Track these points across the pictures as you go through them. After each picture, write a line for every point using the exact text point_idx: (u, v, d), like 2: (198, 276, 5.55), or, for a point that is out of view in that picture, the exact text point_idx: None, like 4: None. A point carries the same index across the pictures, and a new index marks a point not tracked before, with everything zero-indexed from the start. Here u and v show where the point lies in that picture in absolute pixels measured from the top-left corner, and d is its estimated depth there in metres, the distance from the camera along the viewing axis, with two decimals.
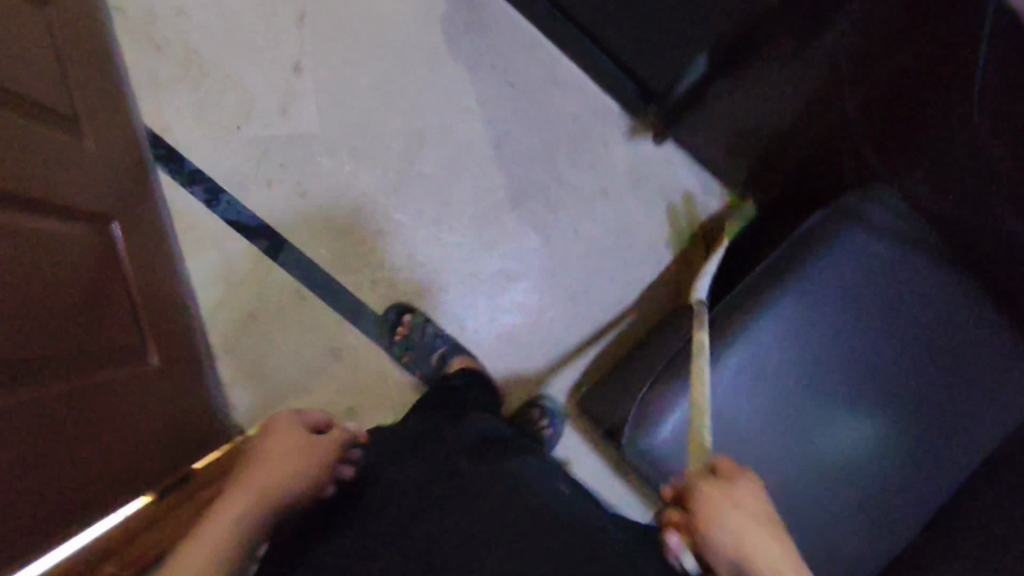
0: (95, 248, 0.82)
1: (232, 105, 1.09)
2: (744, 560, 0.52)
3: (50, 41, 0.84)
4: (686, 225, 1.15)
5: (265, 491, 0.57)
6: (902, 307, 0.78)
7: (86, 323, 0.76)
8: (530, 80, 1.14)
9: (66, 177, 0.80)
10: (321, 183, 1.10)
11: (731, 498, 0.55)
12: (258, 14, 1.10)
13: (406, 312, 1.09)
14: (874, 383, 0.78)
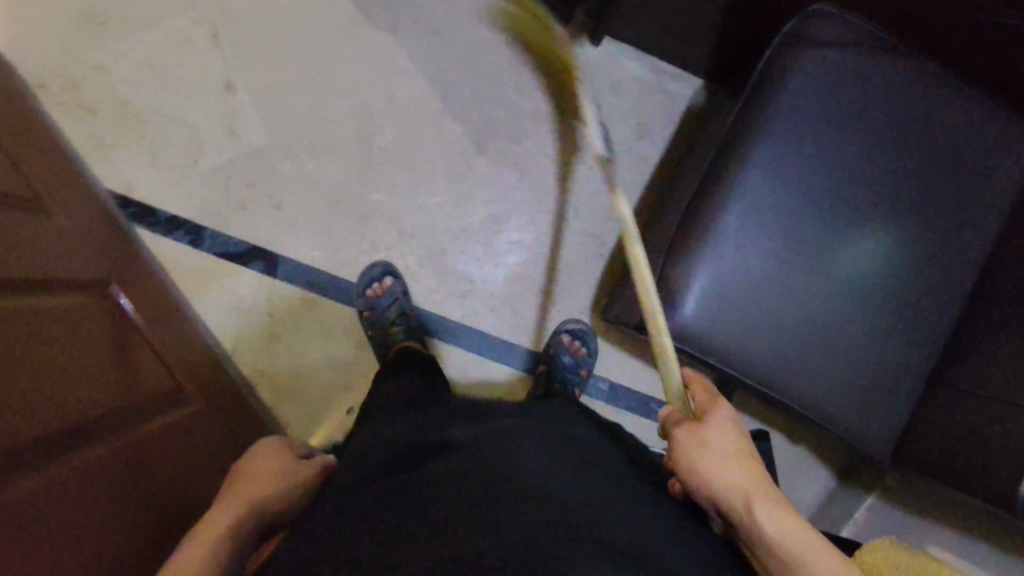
0: (99, 310, 0.84)
1: (181, 145, 1.10)
2: (712, 487, 0.59)
3: None
4: (649, 113, 1.16)
5: (262, 494, 0.66)
6: (858, 117, 0.84)
7: (110, 379, 0.78)
8: (453, 25, 1.14)
9: (50, 254, 0.82)
10: (291, 189, 1.11)
11: (704, 431, 0.63)
12: (173, 48, 1.09)
13: (389, 273, 1.11)
14: (857, 193, 0.85)
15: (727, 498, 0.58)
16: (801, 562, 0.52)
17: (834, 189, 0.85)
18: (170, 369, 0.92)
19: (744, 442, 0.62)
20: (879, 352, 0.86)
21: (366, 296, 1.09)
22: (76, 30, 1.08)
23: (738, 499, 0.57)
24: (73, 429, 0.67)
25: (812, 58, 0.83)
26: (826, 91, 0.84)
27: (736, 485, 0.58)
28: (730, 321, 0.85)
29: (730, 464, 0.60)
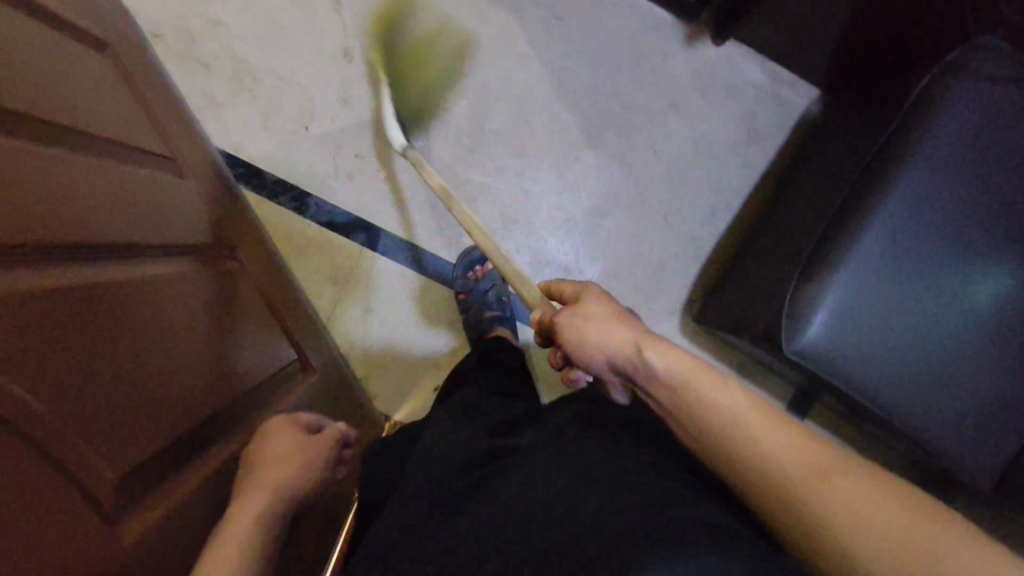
0: (214, 278, 0.84)
1: (292, 108, 1.08)
2: (601, 349, 0.62)
3: (124, 88, 0.84)
4: (762, 120, 1.15)
5: (286, 475, 0.79)
6: (1015, 152, 0.82)
7: (217, 349, 0.78)
8: (575, 11, 1.12)
9: (177, 217, 0.81)
10: (398, 163, 1.10)
11: (577, 316, 0.65)
12: (294, 10, 1.08)
13: (490, 259, 1.12)
14: (1002, 229, 0.82)
15: (614, 357, 0.60)
16: (689, 387, 0.53)
17: (980, 222, 0.82)
18: (277, 325, 0.95)
19: (613, 308, 0.64)
20: (999, 391, 0.85)
21: (468, 278, 1.11)
22: None
23: (624, 350, 0.59)
24: (170, 405, 0.68)
25: (971, 90, 0.82)
26: (981, 122, 0.82)
27: (618, 336, 0.60)
28: (859, 347, 0.83)
29: (613, 324, 0.62)
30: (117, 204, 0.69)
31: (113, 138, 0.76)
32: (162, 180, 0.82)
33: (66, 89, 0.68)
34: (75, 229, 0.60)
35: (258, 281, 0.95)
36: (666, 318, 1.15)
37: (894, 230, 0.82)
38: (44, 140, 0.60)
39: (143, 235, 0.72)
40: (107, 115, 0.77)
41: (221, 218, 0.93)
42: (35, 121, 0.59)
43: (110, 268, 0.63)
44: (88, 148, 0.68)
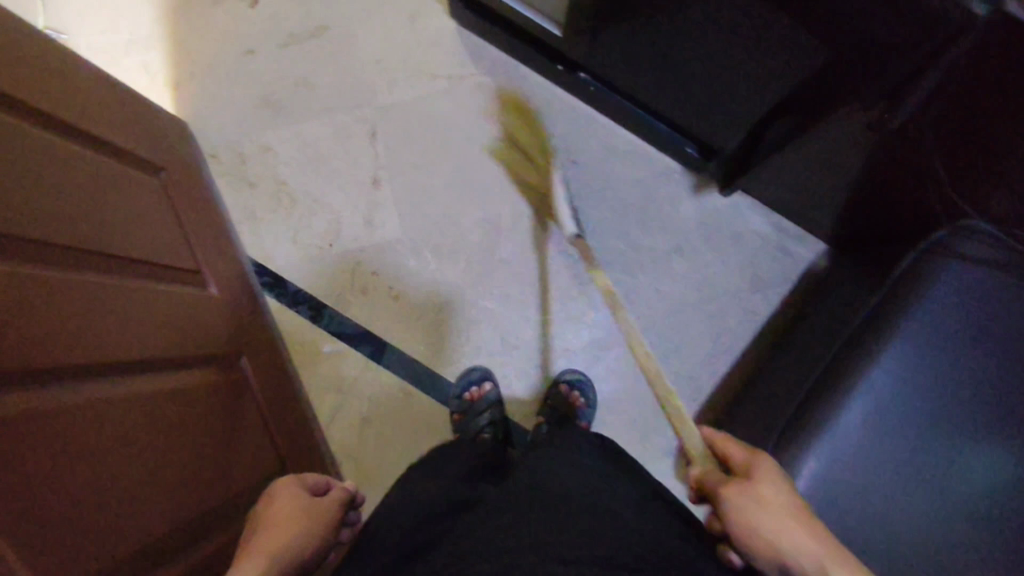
0: (221, 382, 0.91)
1: (321, 227, 1.18)
2: (773, 547, 0.54)
3: (167, 212, 0.95)
4: (767, 270, 1.16)
5: (291, 540, 0.61)
6: (1010, 329, 0.77)
7: (216, 451, 0.84)
8: (590, 155, 1.19)
9: (198, 326, 0.90)
10: (410, 283, 1.18)
11: (747, 495, 0.59)
12: (332, 141, 1.19)
13: (488, 379, 1.13)
14: (1002, 408, 0.75)
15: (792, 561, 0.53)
16: None
17: (978, 399, 0.76)
18: (267, 434, 0.98)
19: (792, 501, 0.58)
20: None
21: (464, 399, 1.11)
22: (254, 112, 1.20)
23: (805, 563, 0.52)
24: (173, 505, 0.73)
25: (956, 271, 0.79)
26: (969, 302, 0.78)
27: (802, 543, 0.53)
28: (845, 522, 0.74)
29: (786, 523, 0.55)
30: (130, 324, 0.76)
31: (144, 257, 0.85)
32: (184, 295, 0.90)
33: (95, 217, 0.77)
34: (76, 353, 0.66)
35: (257, 391, 1.00)
36: (661, 459, 1.13)
37: (880, 404, 0.77)
38: (55, 268, 0.67)
39: (155, 348, 0.79)
40: (141, 238, 0.86)
41: (234, 329, 1.00)
42: (49, 256, 0.67)
43: (105, 388, 0.69)
44: (105, 271, 0.76)
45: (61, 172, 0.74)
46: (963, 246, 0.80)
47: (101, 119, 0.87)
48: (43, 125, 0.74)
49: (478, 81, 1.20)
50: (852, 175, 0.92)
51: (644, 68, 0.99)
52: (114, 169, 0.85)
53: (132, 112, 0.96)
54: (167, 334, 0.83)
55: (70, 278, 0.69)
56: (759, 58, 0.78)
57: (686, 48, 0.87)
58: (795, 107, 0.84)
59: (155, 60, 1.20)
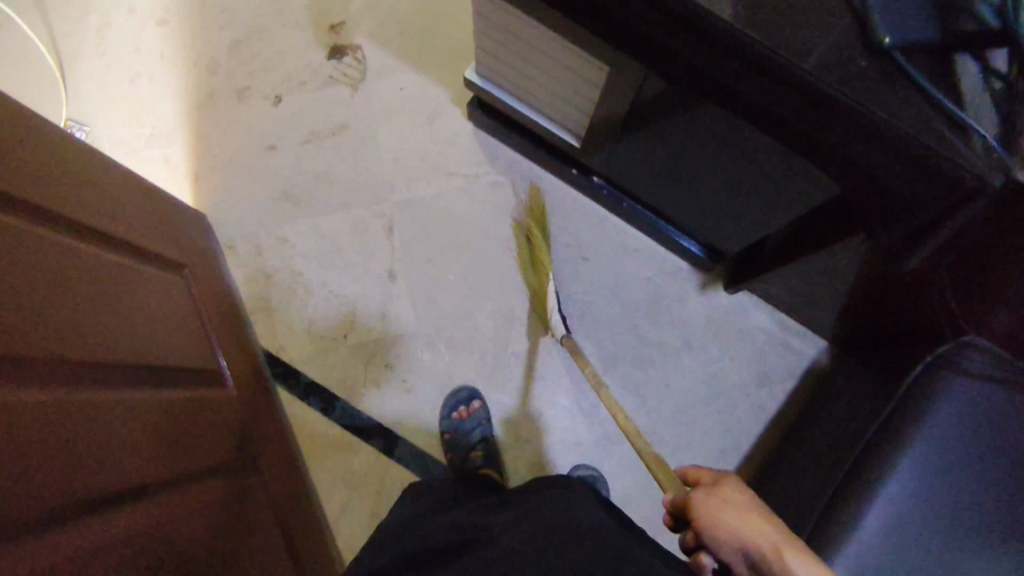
0: (237, 483, 0.89)
1: (336, 319, 1.19)
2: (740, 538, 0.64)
3: (187, 308, 0.96)
4: (773, 367, 1.20)
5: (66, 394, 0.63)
6: (1016, 444, 0.79)
7: (236, 557, 0.81)
8: (600, 252, 1.23)
9: (214, 426, 0.89)
10: (422, 376, 1.18)
11: (713, 497, 0.69)
12: (349, 234, 1.22)
13: (477, 397, 1.17)
14: (1012, 523, 0.77)
15: (754, 549, 0.63)
16: None
17: (988, 513, 0.78)
18: (283, 533, 0.95)
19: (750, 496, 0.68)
20: None
21: (454, 418, 1.15)
22: (273, 206, 1.22)
23: (766, 548, 0.62)
24: None
25: (961, 386, 0.81)
26: (976, 417, 0.80)
27: (755, 533, 0.63)
28: None
29: (748, 514, 0.65)
30: (156, 433, 0.75)
31: (165, 361, 0.85)
32: (203, 398, 0.89)
33: (122, 325, 0.78)
34: (107, 473, 0.65)
35: (271, 488, 0.98)
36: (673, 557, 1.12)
37: (897, 516, 0.79)
38: (87, 387, 0.67)
39: (177, 456, 0.78)
40: (164, 341, 0.86)
41: (246, 426, 0.99)
42: (79, 372, 0.67)
43: (139, 506, 0.68)
44: (133, 384, 0.76)
45: (90, 285, 0.74)
46: (969, 361, 0.82)
47: (128, 220, 0.89)
48: (73, 235, 0.75)
49: (492, 180, 1.24)
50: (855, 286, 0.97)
51: (658, 178, 1.04)
52: (140, 271, 0.86)
53: (153, 210, 0.98)
54: (191, 440, 0.82)
55: (102, 395, 0.68)
56: (771, 184, 0.84)
57: (701, 167, 0.92)
58: (809, 225, 0.89)
59: (176, 153, 1.23)
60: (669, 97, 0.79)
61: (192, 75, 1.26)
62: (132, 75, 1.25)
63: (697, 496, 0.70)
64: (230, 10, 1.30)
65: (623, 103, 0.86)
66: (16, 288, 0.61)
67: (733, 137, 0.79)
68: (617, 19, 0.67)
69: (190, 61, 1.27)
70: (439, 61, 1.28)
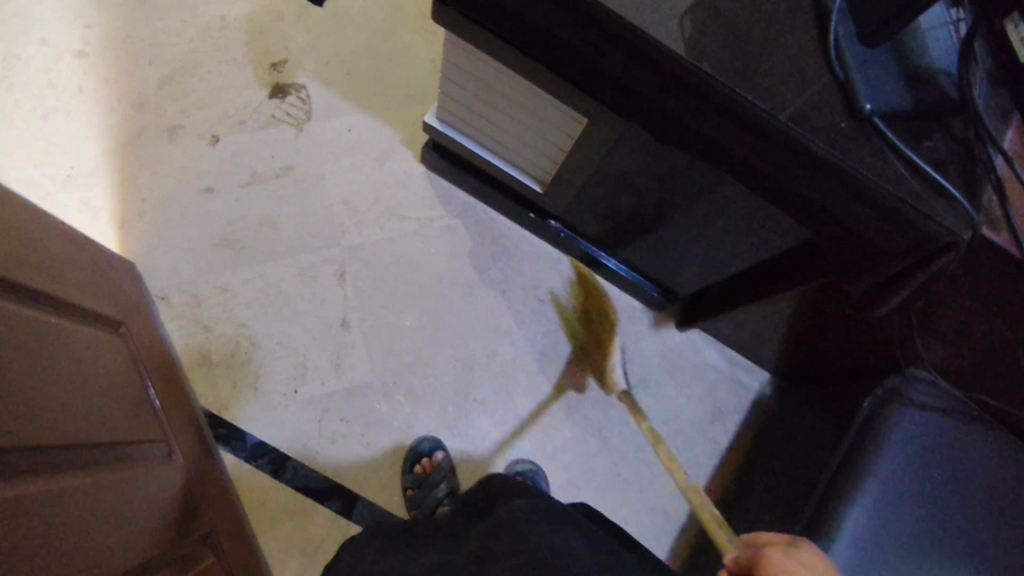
0: (190, 564, 0.80)
1: (285, 372, 1.12)
2: None
3: (125, 362, 0.87)
4: (725, 401, 1.25)
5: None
6: (957, 466, 0.86)
7: None
8: (557, 294, 1.24)
9: (162, 501, 0.80)
10: (381, 429, 1.13)
11: (791, 559, 0.53)
12: (297, 282, 1.16)
13: (439, 448, 1.11)
14: (962, 538, 0.82)
15: None
16: None
17: (942, 531, 0.83)
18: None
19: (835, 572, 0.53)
20: None
21: (417, 473, 1.09)
22: (211, 252, 1.14)
23: None
24: None
25: (908, 415, 0.87)
26: (923, 443, 0.86)
27: None
28: None
29: None
30: (102, 514, 0.66)
31: (112, 427, 0.76)
32: (146, 475, 0.78)
33: (70, 392, 0.70)
34: (52, 564, 0.57)
35: (227, 565, 0.89)
36: None
37: (865, 539, 0.82)
38: (26, 470, 0.58)
39: (127, 538, 0.69)
40: (111, 401, 0.78)
41: (196, 498, 0.89)
42: (12, 462, 0.57)
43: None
44: (77, 460, 0.67)
45: (19, 349, 0.63)
46: (912, 392, 0.89)
47: (58, 274, 0.79)
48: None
49: (447, 223, 1.23)
50: (804, 325, 1.03)
51: (618, 221, 1.06)
52: (71, 331, 0.75)
53: (81, 260, 0.87)
54: (132, 531, 0.71)
55: (35, 488, 0.58)
56: (739, 228, 0.88)
57: (667, 214, 0.96)
58: (772, 266, 0.94)
59: (97, 196, 1.13)
60: (643, 147, 0.82)
61: (117, 111, 1.17)
62: (45, 111, 1.15)
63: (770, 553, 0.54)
64: (159, 43, 1.21)
65: (594, 151, 0.89)
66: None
67: (705, 187, 0.83)
68: (602, 75, 0.69)
69: (114, 96, 1.17)
70: (389, 101, 1.26)
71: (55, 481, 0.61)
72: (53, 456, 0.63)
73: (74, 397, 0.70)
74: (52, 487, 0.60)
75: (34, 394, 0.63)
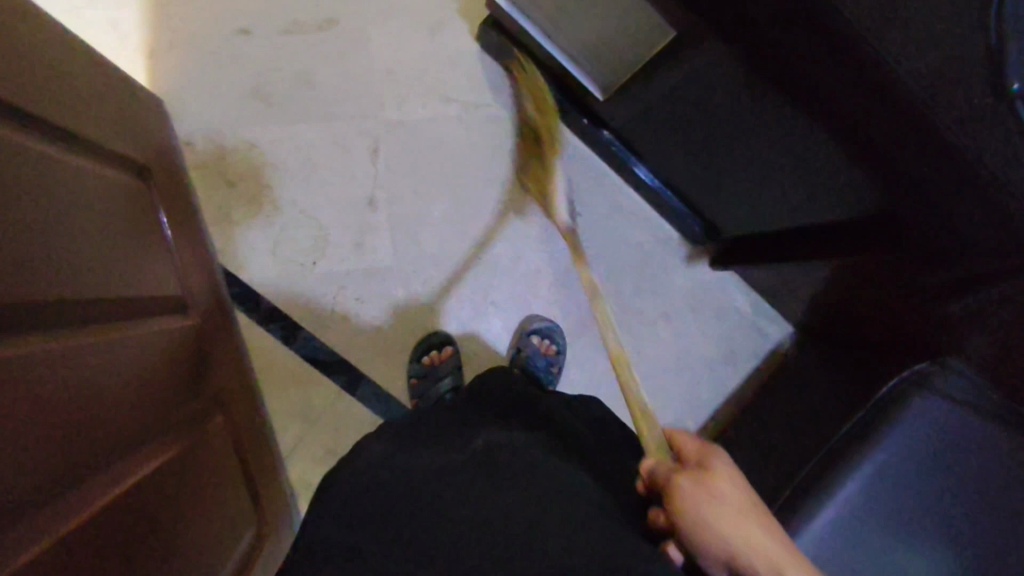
0: (202, 409, 0.83)
1: (305, 242, 1.09)
2: (729, 551, 0.57)
3: (146, 209, 0.84)
4: (741, 347, 1.23)
5: (35, 306, 0.55)
6: (975, 459, 0.79)
7: (205, 492, 0.76)
8: (593, 208, 1.18)
9: (180, 350, 0.81)
10: (393, 315, 1.12)
11: (702, 489, 0.60)
12: (327, 150, 1.10)
13: (450, 342, 1.11)
14: (962, 528, 0.78)
15: (743, 565, 0.56)
16: None
17: (939, 516, 0.78)
18: (243, 472, 0.89)
19: (748, 497, 0.60)
20: None
21: (424, 364, 1.10)
22: (241, 102, 1.07)
23: (757, 563, 0.55)
24: (179, 551, 0.67)
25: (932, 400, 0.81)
26: (942, 429, 0.80)
27: (758, 555, 0.56)
28: None
29: (745, 520, 0.58)
30: (129, 363, 0.67)
31: (136, 275, 0.75)
32: (163, 334, 0.77)
33: (92, 237, 0.68)
34: (91, 408, 0.58)
35: (232, 415, 0.92)
36: None
37: (853, 508, 0.79)
38: (60, 319, 0.58)
39: (153, 385, 0.71)
40: (134, 249, 0.76)
41: (209, 350, 0.91)
42: (46, 308, 0.56)
43: (97, 482, 0.57)
44: (105, 306, 0.67)
45: (37, 190, 0.59)
46: (939, 377, 0.82)
47: (83, 107, 0.73)
48: (17, 125, 0.59)
49: (491, 113, 1.14)
50: (845, 294, 0.98)
51: (677, 145, 0.98)
52: (92, 174, 0.71)
53: (106, 93, 0.81)
54: (152, 390, 0.71)
55: (70, 338, 0.58)
56: (813, 183, 0.81)
57: (734, 151, 0.88)
58: (840, 233, 0.87)
59: (127, 21, 1.04)
60: (734, 74, 0.72)
61: None
62: None
63: (684, 481, 0.61)
64: None
65: (675, 68, 0.79)
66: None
67: (788, 131, 0.74)
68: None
69: None
70: None
71: (85, 328, 0.62)
72: (86, 303, 0.63)
73: (96, 246, 0.68)
74: (86, 334, 0.61)
75: (60, 241, 0.61)
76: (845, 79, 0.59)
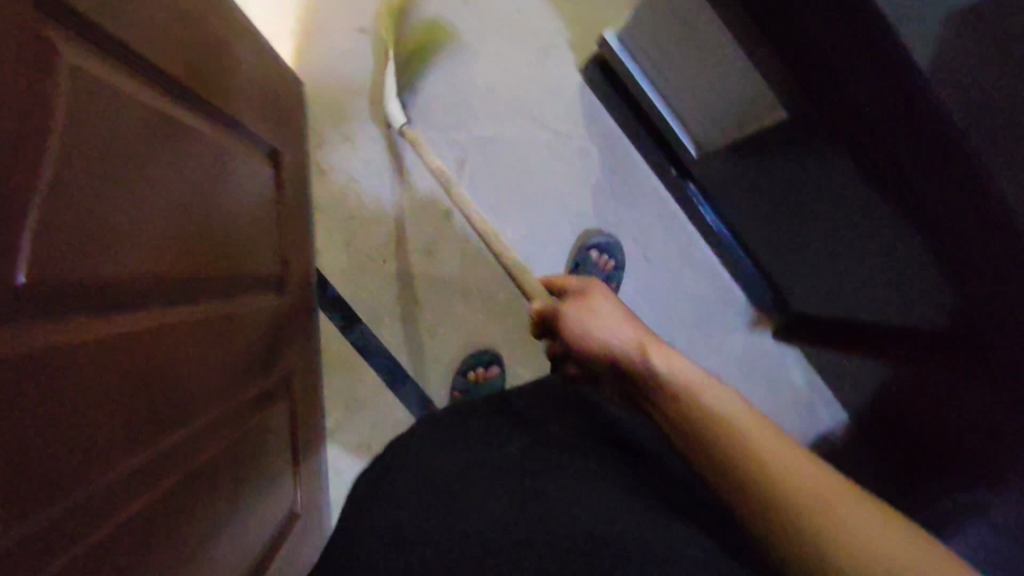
0: (274, 382, 0.86)
1: (381, 240, 1.13)
2: (609, 339, 0.63)
3: (269, 190, 0.89)
4: (788, 423, 1.20)
5: (184, 268, 0.59)
6: None
7: (263, 463, 0.79)
8: (665, 258, 1.17)
9: (270, 323, 0.85)
10: (450, 326, 1.16)
11: (584, 309, 0.67)
12: (418, 158, 1.13)
13: (496, 362, 1.15)
14: None
15: (620, 342, 0.63)
16: (782, 474, 0.49)
17: None
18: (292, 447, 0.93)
19: (620, 308, 0.67)
20: None
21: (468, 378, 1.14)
22: (349, 97, 1.11)
23: (635, 352, 0.61)
24: (239, 517, 0.70)
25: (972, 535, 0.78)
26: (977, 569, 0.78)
27: (626, 342, 0.62)
28: None
29: (620, 320, 0.65)
30: (238, 330, 0.71)
31: (255, 255, 0.80)
32: (258, 310, 0.79)
33: (233, 212, 0.72)
34: (204, 368, 0.62)
35: (293, 392, 0.95)
36: None
37: None
38: (199, 283, 0.62)
39: (248, 355, 0.75)
40: (256, 230, 0.81)
41: (290, 326, 0.95)
42: (191, 271, 0.60)
43: (200, 438, 0.61)
44: (232, 276, 0.71)
45: (201, 165, 0.64)
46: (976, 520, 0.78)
47: (239, 90, 0.77)
48: (194, 108, 0.64)
49: (582, 146, 1.14)
50: (897, 404, 0.95)
51: (763, 218, 0.97)
52: (241, 155, 0.76)
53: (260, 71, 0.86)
54: (239, 370, 0.71)
55: (198, 301, 0.62)
56: (884, 287, 0.79)
57: (818, 239, 0.86)
58: (895, 335, 0.85)
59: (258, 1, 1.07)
60: (834, 167, 0.71)
61: None
62: None
63: (570, 307, 0.68)
64: None
65: (779, 145, 0.78)
66: (105, 176, 0.47)
67: (873, 238, 0.73)
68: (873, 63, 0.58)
69: None
70: None
71: (213, 294, 0.66)
72: (221, 271, 0.67)
73: (235, 220, 0.73)
74: (211, 300, 0.65)
75: (207, 211, 0.65)
76: (948, 206, 0.57)
